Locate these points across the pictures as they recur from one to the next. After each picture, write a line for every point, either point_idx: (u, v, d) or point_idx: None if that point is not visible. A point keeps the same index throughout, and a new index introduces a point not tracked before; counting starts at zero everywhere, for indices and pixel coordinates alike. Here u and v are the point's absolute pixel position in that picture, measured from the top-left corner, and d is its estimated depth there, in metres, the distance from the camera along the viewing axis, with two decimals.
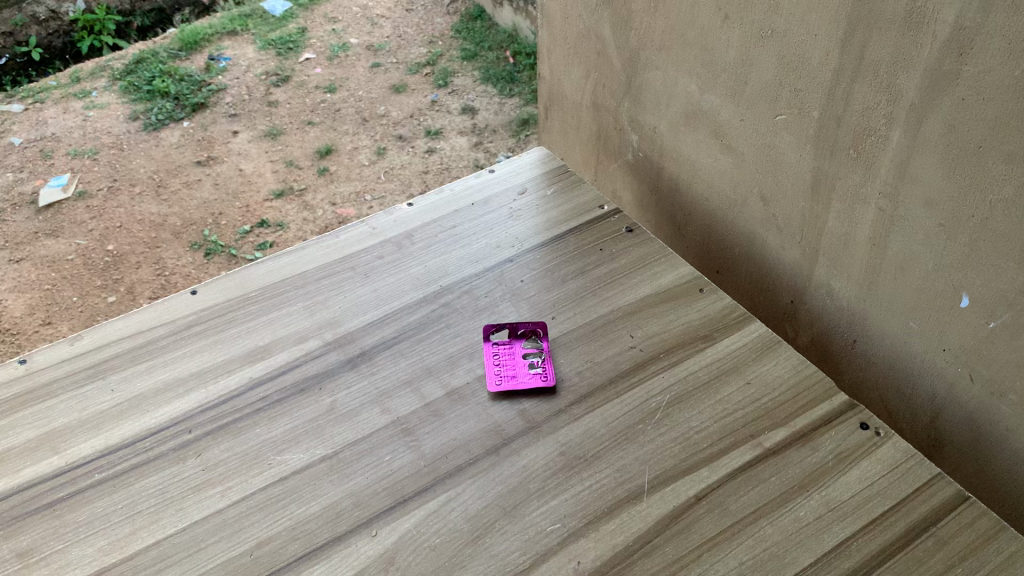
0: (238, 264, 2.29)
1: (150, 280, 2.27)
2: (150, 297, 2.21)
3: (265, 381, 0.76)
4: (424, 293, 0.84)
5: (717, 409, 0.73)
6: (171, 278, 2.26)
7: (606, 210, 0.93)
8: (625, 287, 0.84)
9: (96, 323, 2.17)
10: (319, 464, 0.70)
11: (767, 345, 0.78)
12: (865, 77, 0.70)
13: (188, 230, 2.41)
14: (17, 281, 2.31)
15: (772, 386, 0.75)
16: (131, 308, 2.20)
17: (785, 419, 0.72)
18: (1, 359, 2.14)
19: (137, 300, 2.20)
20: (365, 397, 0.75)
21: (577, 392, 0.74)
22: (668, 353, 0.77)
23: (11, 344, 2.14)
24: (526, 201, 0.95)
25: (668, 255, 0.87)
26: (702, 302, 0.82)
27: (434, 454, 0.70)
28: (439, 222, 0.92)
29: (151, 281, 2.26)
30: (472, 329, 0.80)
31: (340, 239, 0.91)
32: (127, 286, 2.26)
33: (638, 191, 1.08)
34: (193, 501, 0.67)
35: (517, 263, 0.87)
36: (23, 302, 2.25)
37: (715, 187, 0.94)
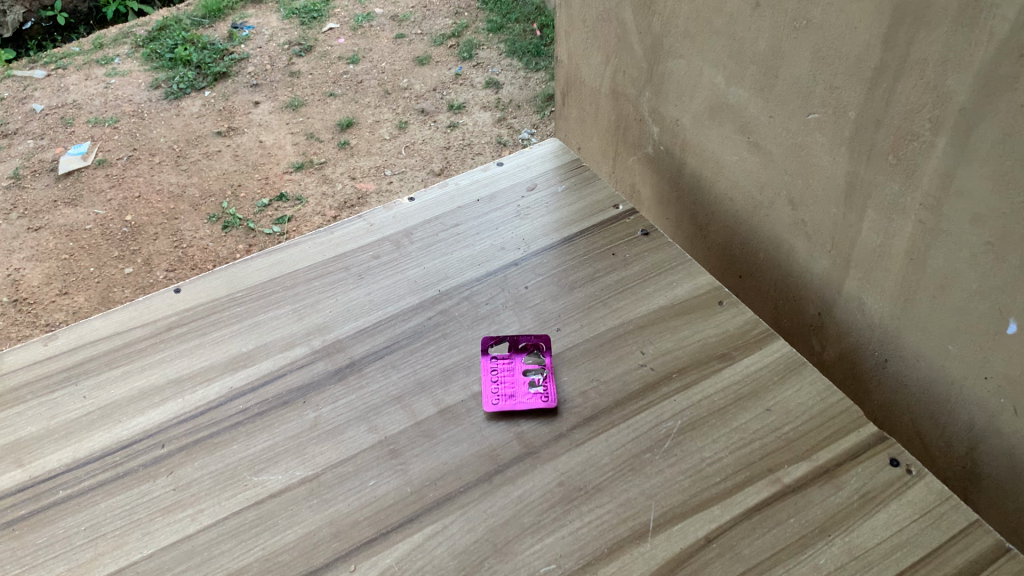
0: (255, 239, 2.24)
1: (168, 252, 2.23)
2: (167, 270, 2.17)
3: (245, 392, 0.71)
4: (421, 298, 0.78)
5: (733, 439, 0.67)
6: (188, 251, 2.22)
7: (622, 210, 0.86)
8: (638, 297, 0.77)
9: (112, 295, 2.14)
10: (298, 487, 0.65)
11: (790, 367, 0.71)
12: (910, 77, 0.63)
13: (207, 202, 2.36)
14: (36, 250, 2.28)
15: (794, 414, 0.68)
16: (148, 280, 2.16)
17: (807, 452, 0.66)
18: (18, 329, 2.11)
19: (154, 272, 2.17)
20: (351, 413, 0.69)
21: (580, 414, 0.68)
22: (681, 372, 0.71)
23: (29, 314, 2.11)
24: (535, 198, 0.88)
25: (687, 262, 0.80)
26: (721, 316, 0.75)
27: (422, 481, 0.64)
28: (441, 219, 0.86)
29: (167, 254, 2.22)
30: (471, 340, 0.74)
31: (334, 235, 0.85)
32: (144, 258, 2.22)
33: (657, 186, 1.01)
34: (161, 525, 0.63)
35: (523, 268, 0.81)
36: (40, 272, 2.22)
37: (740, 187, 0.87)
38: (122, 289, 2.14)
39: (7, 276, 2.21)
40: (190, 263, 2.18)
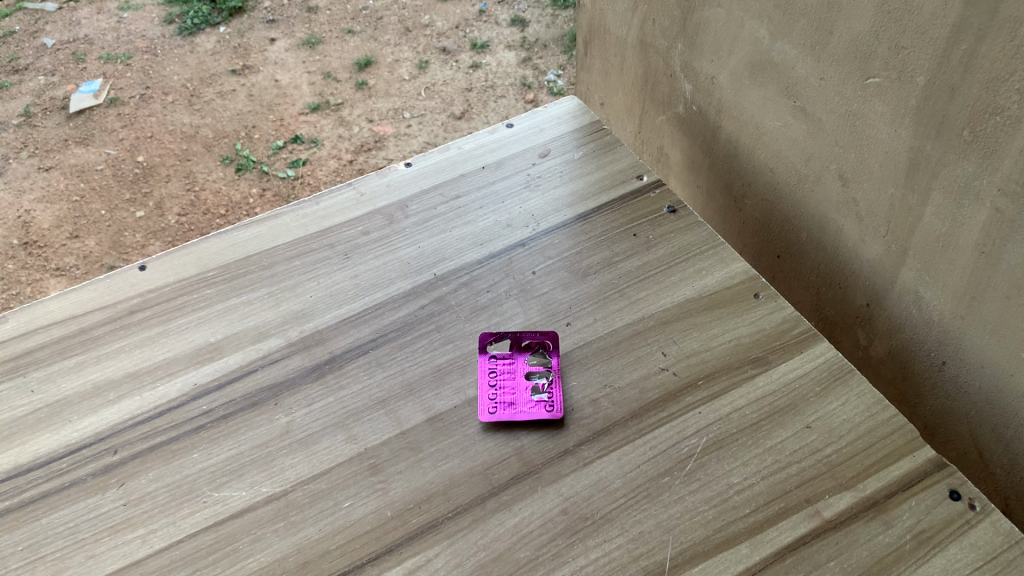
0: (269, 183, 2.15)
1: (179, 196, 2.14)
2: (179, 214, 2.08)
3: (210, 390, 0.63)
4: (414, 283, 0.69)
5: (765, 462, 0.57)
6: (200, 194, 2.13)
7: (646, 181, 0.76)
8: (661, 287, 0.68)
9: (122, 240, 2.05)
10: (263, 507, 0.57)
11: (834, 375, 0.62)
12: (997, 37, 0.51)
13: (220, 143, 2.26)
14: (46, 191, 2.20)
15: (837, 433, 0.59)
16: (160, 225, 2.07)
17: (851, 480, 0.57)
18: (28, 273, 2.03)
19: (166, 215, 2.08)
20: (328, 419, 0.61)
21: (589, 428, 0.59)
22: (708, 379, 0.62)
23: (39, 259, 2.04)
24: (547, 166, 0.78)
25: (718, 245, 0.70)
26: (756, 313, 0.66)
27: (404, 503, 0.56)
28: (441, 190, 0.76)
29: (180, 197, 2.12)
30: (468, 335, 0.65)
31: (320, 206, 0.75)
32: (156, 201, 2.12)
33: (688, 150, 0.90)
34: (108, 547, 0.55)
35: (530, 248, 0.71)
36: (50, 214, 2.13)
37: (782, 157, 0.76)
38: (134, 233, 2.05)
39: (15, 217, 2.13)
40: (202, 208, 2.09)
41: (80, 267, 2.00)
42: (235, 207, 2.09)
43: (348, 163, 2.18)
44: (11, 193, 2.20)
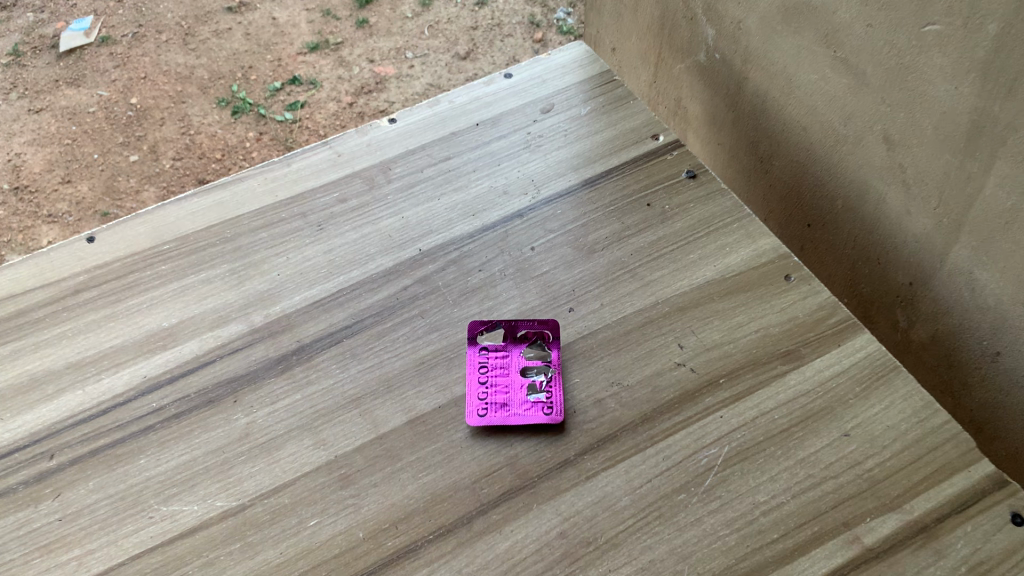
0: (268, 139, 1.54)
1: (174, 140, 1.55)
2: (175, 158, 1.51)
3: (160, 385, 0.55)
4: (396, 260, 0.61)
5: (795, 478, 0.50)
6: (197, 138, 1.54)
7: (662, 142, 0.66)
8: (678, 267, 0.59)
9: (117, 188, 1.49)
10: (218, 525, 0.49)
11: (875, 373, 0.54)
12: None
13: (216, 86, 1.61)
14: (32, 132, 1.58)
15: (879, 442, 0.51)
16: (154, 171, 1.50)
17: (896, 500, 0.49)
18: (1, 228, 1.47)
19: (161, 158, 1.52)
20: (293, 421, 0.53)
21: (593, 434, 0.52)
22: (731, 376, 0.53)
23: (31, 205, 1.49)
24: (550, 123, 0.69)
25: (743, 217, 0.61)
26: (787, 298, 0.57)
27: (378, 523, 0.49)
28: (429, 150, 0.67)
29: (174, 140, 1.53)
30: (456, 322, 0.57)
31: (292, 167, 0.67)
32: (150, 144, 1.54)
33: (709, 103, 0.81)
34: (38, 572, 0.48)
35: (529, 219, 0.63)
36: (38, 156, 1.55)
37: (817, 114, 0.67)
38: (127, 177, 1.50)
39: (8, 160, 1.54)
40: (199, 151, 1.53)
41: (73, 215, 1.46)
42: (231, 151, 1.53)
43: (349, 106, 1.59)
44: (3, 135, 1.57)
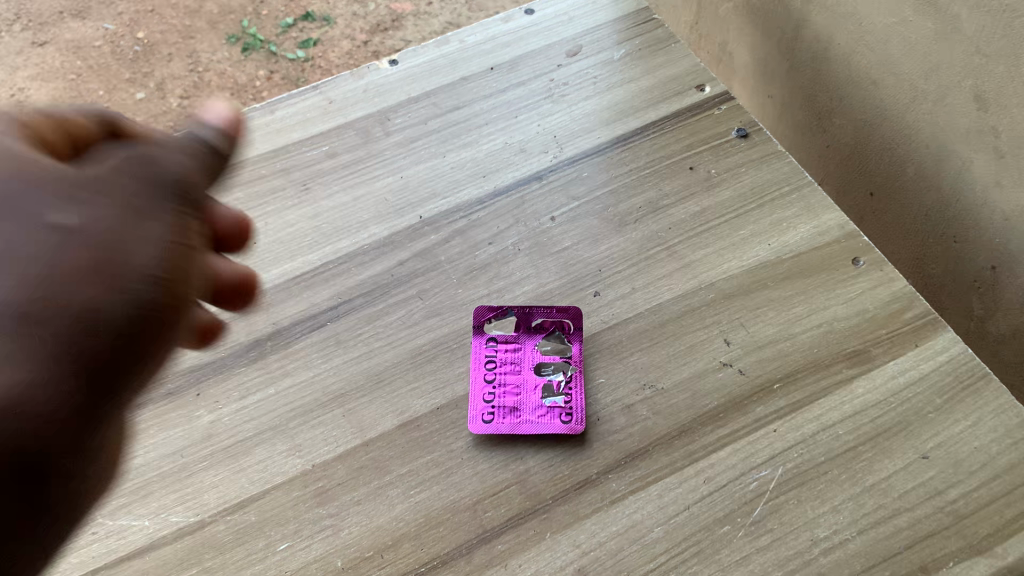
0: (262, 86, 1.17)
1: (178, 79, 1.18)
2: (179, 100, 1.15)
3: None
4: (391, 228, 0.52)
5: (862, 509, 0.41)
6: (204, 79, 1.17)
7: (708, 94, 0.57)
8: (725, 244, 0.50)
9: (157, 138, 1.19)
10: (171, 546, 0.41)
11: (960, 381, 0.44)
12: None
13: (226, 19, 1.23)
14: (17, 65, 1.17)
15: (964, 468, 0.42)
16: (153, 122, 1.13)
17: (986, 542, 0.40)
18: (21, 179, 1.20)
19: (167, 96, 1.16)
20: (264, 421, 0.45)
21: (619, 448, 0.43)
22: (787, 381, 0.45)
23: None
24: (576, 69, 0.59)
25: (803, 186, 0.52)
26: (854, 286, 0.48)
27: (360, 550, 0.41)
28: (434, 98, 0.58)
29: (182, 79, 1.17)
30: (460, 306, 0.48)
31: (276, 115, 0.57)
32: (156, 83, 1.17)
33: (761, 49, 0.70)
34: None
35: (549, 183, 0.53)
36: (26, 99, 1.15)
37: (892, 65, 0.56)
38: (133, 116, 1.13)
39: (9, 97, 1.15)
40: (208, 88, 1.17)
41: None
42: (240, 92, 1.18)
43: (363, 45, 1.22)
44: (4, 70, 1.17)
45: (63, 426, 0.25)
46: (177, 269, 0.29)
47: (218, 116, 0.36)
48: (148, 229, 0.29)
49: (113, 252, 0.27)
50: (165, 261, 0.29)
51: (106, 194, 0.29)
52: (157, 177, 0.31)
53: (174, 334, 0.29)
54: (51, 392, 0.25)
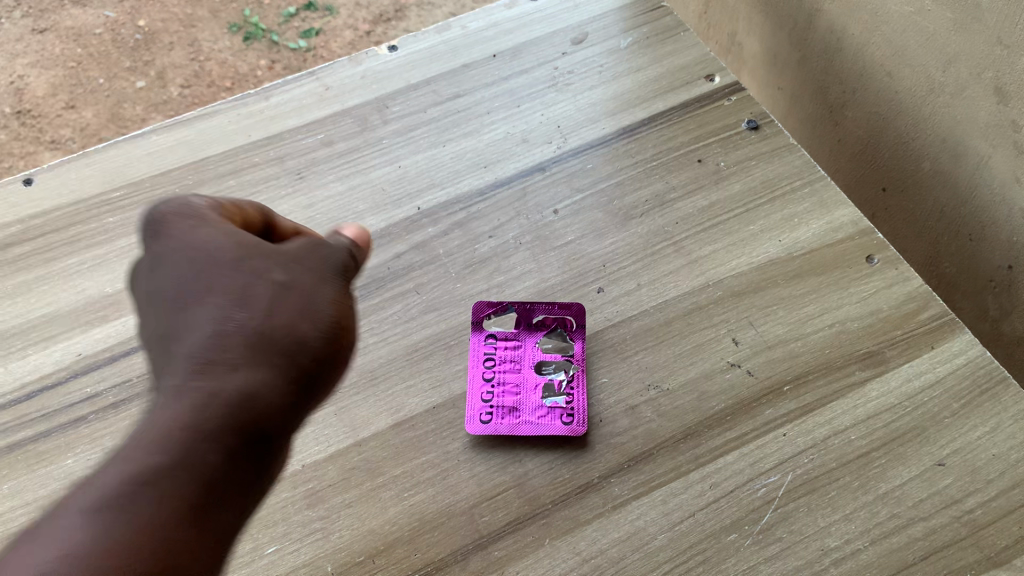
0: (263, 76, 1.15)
1: (181, 66, 1.15)
2: (180, 89, 1.13)
3: (98, 366, 0.46)
4: (388, 220, 0.50)
5: (875, 517, 0.39)
6: (205, 67, 1.15)
7: (718, 85, 0.55)
8: (734, 240, 0.48)
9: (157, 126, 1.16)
10: None
11: (978, 385, 0.43)
12: None
13: (227, 6, 1.21)
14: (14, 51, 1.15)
15: (982, 476, 0.40)
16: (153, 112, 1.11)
17: (1005, 554, 0.38)
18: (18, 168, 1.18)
19: (167, 85, 1.13)
20: None
21: (622, 451, 0.41)
22: (797, 383, 0.43)
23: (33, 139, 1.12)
24: (581, 57, 0.57)
25: (815, 181, 0.50)
26: (868, 285, 0.46)
27: (351, 555, 0.39)
28: (434, 85, 0.56)
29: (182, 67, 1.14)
30: (459, 301, 0.47)
31: (271, 101, 0.56)
32: (156, 70, 1.14)
33: (772, 39, 0.68)
34: None
35: (553, 174, 0.52)
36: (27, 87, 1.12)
37: (908, 57, 0.55)
38: (133, 105, 1.11)
39: (8, 83, 1.13)
40: (209, 78, 1.14)
41: None
42: (242, 81, 1.15)
43: (366, 35, 1.19)
44: (2, 56, 1.14)
45: (244, 428, 0.31)
46: (344, 334, 0.34)
47: (354, 232, 0.37)
48: (322, 291, 0.34)
49: (312, 320, 0.33)
50: (334, 316, 0.34)
51: (305, 269, 0.34)
52: (328, 255, 0.36)
53: (333, 380, 0.34)
54: (245, 394, 0.31)
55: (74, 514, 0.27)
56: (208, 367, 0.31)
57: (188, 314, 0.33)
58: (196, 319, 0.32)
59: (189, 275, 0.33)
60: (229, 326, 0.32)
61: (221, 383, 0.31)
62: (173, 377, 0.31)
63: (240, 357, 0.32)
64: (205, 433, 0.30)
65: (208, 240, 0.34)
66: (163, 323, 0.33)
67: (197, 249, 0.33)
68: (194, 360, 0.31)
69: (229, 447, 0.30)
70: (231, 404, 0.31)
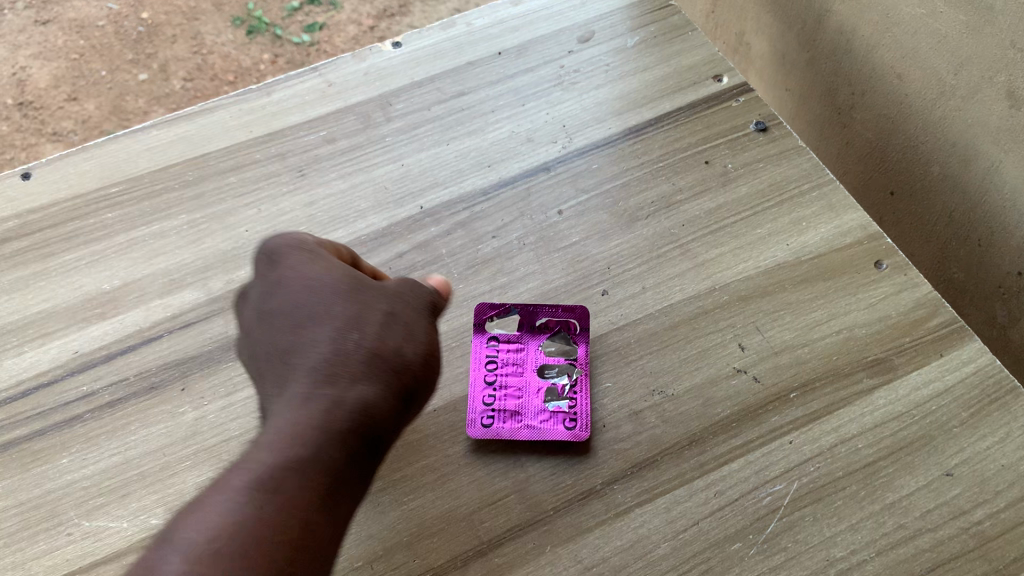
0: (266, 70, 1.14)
1: (182, 59, 1.14)
2: (181, 82, 1.12)
3: (95, 364, 0.45)
4: (391, 219, 0.49)
5: (881, 528, 0.39)
6: (207, 60, 1.14)
7: (726, 85, 0.54)
8: (741, 244, 0.47)
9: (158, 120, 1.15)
10: None
11: (987, 394, 0.42)
12: None
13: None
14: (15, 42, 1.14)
15: (990, 487, 0.39)
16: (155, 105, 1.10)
17: (1013, 567, 0.37)
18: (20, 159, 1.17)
19: (170, 78, 1.12)
20: (251, 420, 0.43)
21: (625, 457, 0.41)
22: (804, 390, 0.42)
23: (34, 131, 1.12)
24: (587, 56, 0.56)
25: (824, 184, 0.49)
26: (876, 291, 0.45)
27: (350, 560, 0.38)
28: (438, 83, 0.55)
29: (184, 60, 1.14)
30: (461, 302, 0.46)
31: (274, 96, 0.55)
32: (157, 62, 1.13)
33: (780, 39, 0.68)
34: None
35: (557, 174, 0.51)
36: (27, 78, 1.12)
37: (919, 59, 0.54)
38: (135, 97, 1.11)
39: (10, 75, 1.12)
40: (212, 72, 1.13)
41: None
42: (245, 75, 1.14)
43: (370, 30, 1.18)
44: (5, 47, 1.14)
45: (363, 431, 0.34)
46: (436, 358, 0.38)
47: (439, 280, 0.41)
48: (420, 322, 0.39)
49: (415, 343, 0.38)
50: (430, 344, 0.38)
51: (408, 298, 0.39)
52: (422, 291, 0.40)
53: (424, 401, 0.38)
54: (364, 403, 0.35)
55: (227, 493, 0.30)
56: (332, 379, 0.35)
57: (307, 336, 0.37)
58: (316, 340, 0.36)
59: (309, 302, 0.38)
60: (346, 346, 0.36)
61: (343, 392, 0.35)
62: (298, 387, 0.35)
63: (358, 370, 0.36)
64: (332, 433, 0.33)
65: (322, 275, 0.38)
66: (281, 344, 0.37)
67: (313, 283, 0.38)
68: (318, 373, 0.35)
69: (350, 448, 0.34)
70: (352, 410, 0.34)
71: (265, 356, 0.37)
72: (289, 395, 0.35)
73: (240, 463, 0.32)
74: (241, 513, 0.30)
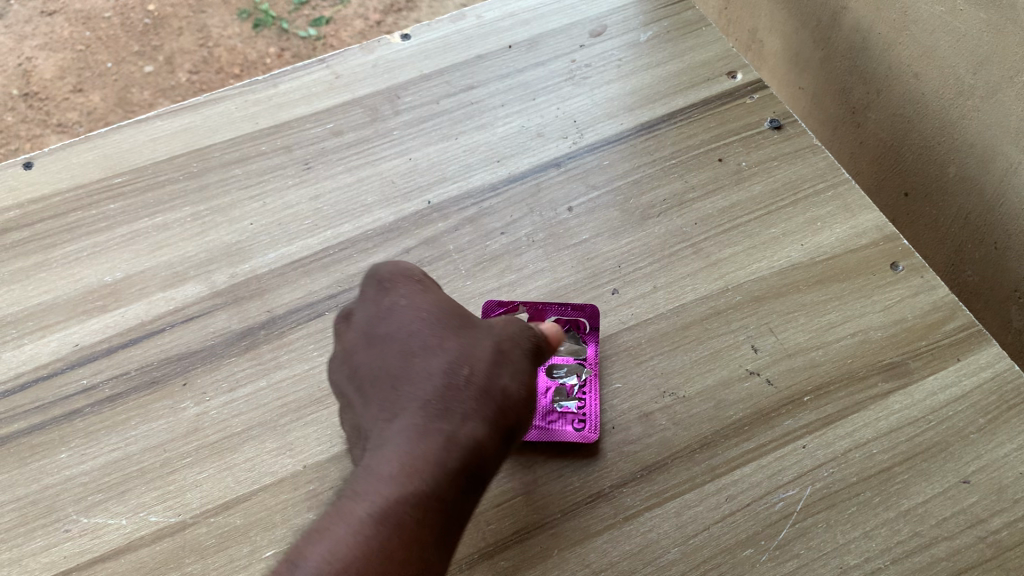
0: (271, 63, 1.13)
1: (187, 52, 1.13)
2: (186, 75, 1.11)
3: (95, 357, 0.44)
4: (398, 214, 0.49)
5: (897, 535, 0.38)
6: (212, 52, 1.13)
7: (740, 82, 0.53)
8: (754, 244, 0.47)
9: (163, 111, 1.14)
10: (148, 547, 0.38)
11: (1005, 400, 0.41)
12: None
13: None
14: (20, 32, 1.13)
15: (1009, 495, 0.38)
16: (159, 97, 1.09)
17: None
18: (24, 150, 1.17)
19: (175, 71, 1.11)
20: (254, 416, 0.42)
21: (635, 460, 0.40)
22: (818, 393, 0.41)
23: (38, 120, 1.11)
24: (599, 50, 0.55)
25: (839, 184, 0.48)
26: (892, 293, 0.45)
27: None
28: (447, 76, 0.54)
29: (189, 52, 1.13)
30: (469, 299, 0.45)
31: (281, 88, 0.54)
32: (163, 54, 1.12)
33: (795, 37, 0.67)
34: None
35: (567, 170, 0.50)
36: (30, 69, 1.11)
37: (937, 58, 0.53)
38: (140, 90, 1.10)
39: (15, 65, 1.11)
40: (217, 64, 1.12)
41: None
42: (250, 69, 1.13)
43: (377, 25, 1.17)
44: (9, 37, 1.13)
45: (473, 470, 0.33)
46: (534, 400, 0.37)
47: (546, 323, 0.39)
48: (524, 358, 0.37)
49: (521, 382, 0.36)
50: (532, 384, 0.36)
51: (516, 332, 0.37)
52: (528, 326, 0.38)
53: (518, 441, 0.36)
54: (477, 441, 0.33)
55: (346, 528, 0.29)
56: (445, 413, 0.33)
57: (420, 364, 0.35)
58: (426, 368, 0.35)
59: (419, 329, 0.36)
60: (457, 377, 0.34)
61: (454, 429, 0.33)
62: (411, 416, 0.33)
63: (470, 407, 0.34)
64: (446, 472, 0.32)
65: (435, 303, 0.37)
66: (388, 366, 0.35)
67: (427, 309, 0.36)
68: (431, 405, 0.34)
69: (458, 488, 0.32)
70: (466, 448, 0.33)
71: (367, 376, 0.36)
72: (401, 423, 0.33)
73: (357, 496, 0.31)
74: (361, 554, 0.29)
